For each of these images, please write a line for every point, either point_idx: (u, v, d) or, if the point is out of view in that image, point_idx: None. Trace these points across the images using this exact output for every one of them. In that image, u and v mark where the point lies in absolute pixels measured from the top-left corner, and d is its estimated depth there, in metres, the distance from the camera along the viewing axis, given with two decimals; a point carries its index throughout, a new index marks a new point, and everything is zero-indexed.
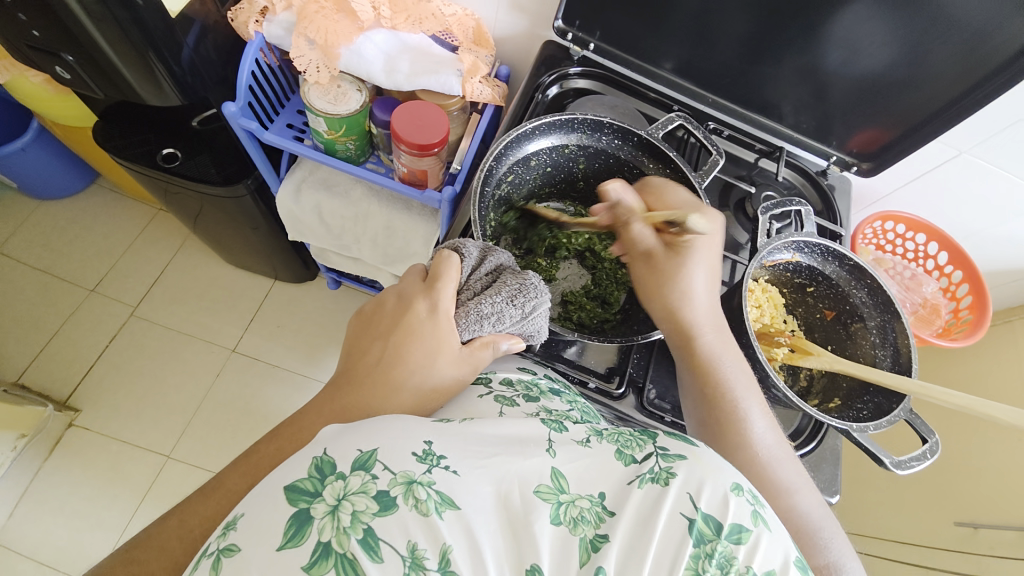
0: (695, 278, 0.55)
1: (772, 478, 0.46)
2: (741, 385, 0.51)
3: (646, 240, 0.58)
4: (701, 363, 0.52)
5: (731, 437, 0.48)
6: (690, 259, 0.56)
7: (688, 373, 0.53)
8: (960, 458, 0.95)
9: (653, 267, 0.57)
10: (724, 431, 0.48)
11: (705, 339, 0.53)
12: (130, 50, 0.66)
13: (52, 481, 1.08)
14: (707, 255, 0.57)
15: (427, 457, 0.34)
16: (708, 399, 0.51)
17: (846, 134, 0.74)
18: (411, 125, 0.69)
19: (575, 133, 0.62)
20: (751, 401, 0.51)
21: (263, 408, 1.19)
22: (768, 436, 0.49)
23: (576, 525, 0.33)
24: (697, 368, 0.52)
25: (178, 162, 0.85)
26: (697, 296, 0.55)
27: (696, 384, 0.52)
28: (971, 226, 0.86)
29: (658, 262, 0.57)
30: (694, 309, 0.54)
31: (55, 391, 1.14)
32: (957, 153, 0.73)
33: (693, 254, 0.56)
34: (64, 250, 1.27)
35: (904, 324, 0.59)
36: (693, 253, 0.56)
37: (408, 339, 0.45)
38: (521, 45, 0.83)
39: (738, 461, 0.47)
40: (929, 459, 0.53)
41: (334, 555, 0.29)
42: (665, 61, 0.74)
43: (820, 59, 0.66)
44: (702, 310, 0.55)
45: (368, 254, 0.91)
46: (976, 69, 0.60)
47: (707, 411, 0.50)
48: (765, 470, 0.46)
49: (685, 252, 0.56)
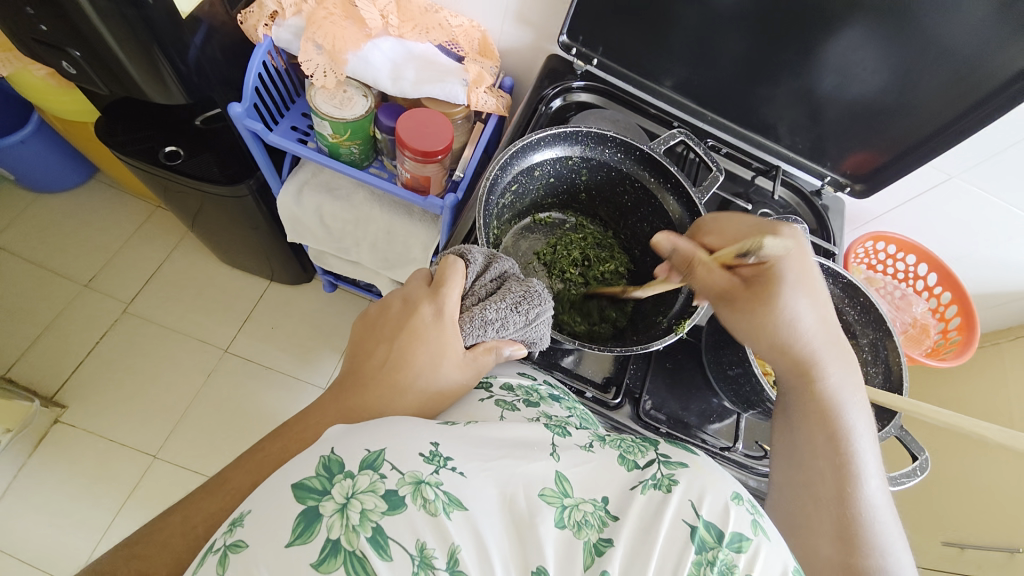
0: (796, 312, 0.50)
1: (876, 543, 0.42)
2: (860, 435, 0.48)
3: (720, 282, 0.53)
4: (816, 399, 0.49)
5: (838, 486, 0.45)
6: (783, 295, 0.50)
7: (803, 409, 0.49)
8: (948, 477, 0.96)
9: (739, 309, 0.52)
10: (833, 478, 0.45)
11: (828, 377, 0.50)
12: (136, 47, 0.66)
13: (36, 478, 1.06)
14: (801, 284, 0.51)
15: (434, 458, 0.34)
16: (818, 439, 0.47)
17: (840, 156, 0.76)
18: (416, 132, 0.70)
19: (579, 145, 0.64)
20: (865, 452, 0.47)
21: (255, 410, 1.18)
22: (878, 496, 0.45)
23: (580, 529, 0.34)
24: (812, 405, 0.49)
25: (180, 160, 0.85)
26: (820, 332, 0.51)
27: (808, 420, 0.49)
28: (962, 249, 0.88)
29: (742, 301, 0.52)
30: (816, 346, 0.50)
31: (43, 387, 1.13)
32: (948, 177, 0.75)
33: (783, 286, 0.50)
34: (58, 244, 1.26)
35: (895, 341, 0.61)
36: (785, 286, 0.50)
37: (412, 343, 0.45)
38: (525, 58, 0.84)
39: (840, 513, 0.44)
40: (920, 476, 0.54)
41: (344, 552, 0.29)
42: (665, 78, 0.75)
43: (815, 83, 0.68)
44: (825, 350, 0.51)
45: (367, 258, 0.92)
46: (965, 97, 0.62)
47: (813, 452, 0.47)
48: (867, 531, 0.43)
49: (774, 287, 0.50)
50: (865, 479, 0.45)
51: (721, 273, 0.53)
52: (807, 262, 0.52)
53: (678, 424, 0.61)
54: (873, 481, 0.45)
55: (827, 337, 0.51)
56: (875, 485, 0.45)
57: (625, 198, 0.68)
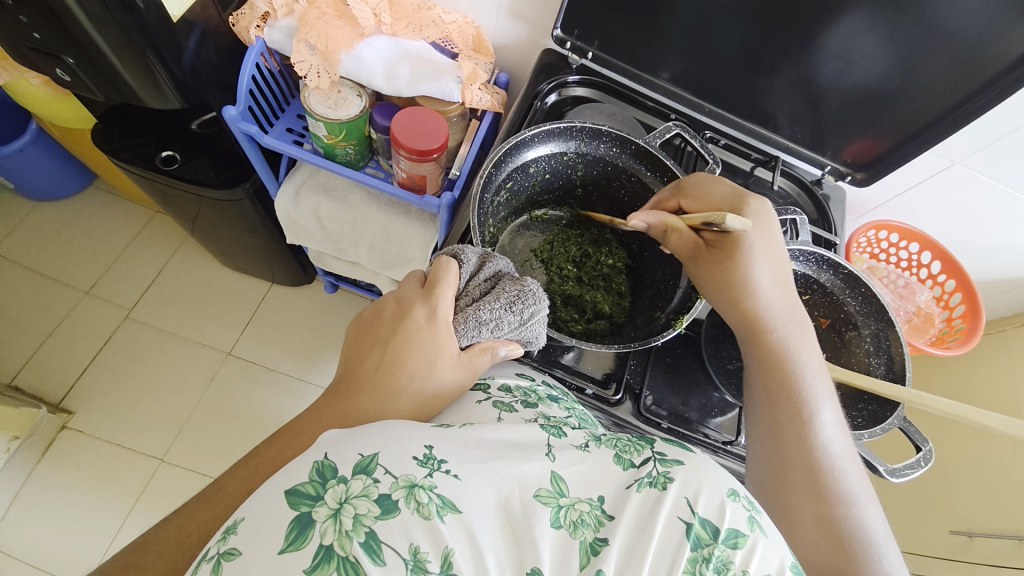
0: (756, 273, 0.52)
1: (842, 489, 0.44)
2: (815, 386, 0.49)
3: (687, 244, 0.54)
4: (771, 355, 0.50)
5: (801, 440, 0.46)
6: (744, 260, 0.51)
7: (760, 366, 0.51)
8: (954, 467, 0.96)
9: (704, 267, 0.53)
10: (794, 432, 0.47)
11: (778, 331, 0.51)
12: (130, 53, 0.66)
13: (44, 483, 1.07)
14: (764, 246, 0.52)
15: (428, 461, 0.34)
16: (778, 396, 0.48)
17: (841, 144, 0.75)
18: (411, 131, 0.70)
19: (574, 141, 0.63)
20: (820, 401, 0.48)
21: (259, 412, 1.18)
22: (838, 442, 0.47)
23: (576, 529, 0.33)
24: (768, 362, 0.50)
25: (177, 165, 0.85)
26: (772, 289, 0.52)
27: (764, 377, 0.50)
28: (965, 236, 0.87)
29: (707, 262, 0.53)
30: (767, 303, 0.52)
31: (49, 393, 1.14)
32: (950, 164, 0.74)
33: (747, 249, 0.51)
34: (60, 251, 1.27)
35: (897, 332, 0.60)
36: (749, 250, 0.51)
37: (407, 344, 0.45)
38: (520, 53, 0.84)
39: (801, 464, 0.45)
40: (924, 467, 0.53)
41: (336, 557, 0.29)
42: (662, 70, 0.75)
43: (815, 70, 0.67)
44: (778, 304, 0.52)
45: (366, 258, 0.92)
46: (967, 81, 0.61)
47: (774, 409, 0.48)
48: (832, 479, 0.44)
49: (738, 250, 0.52)
50: (823, 428, 0.47)
51: (688, 236, 0.54)
52: (770, 224, 0.52)
53: (680, 419, 0.61)
54: (828, 431, 0.47)
55: (779, 291, 0.52)
56: (833, 431, 0.47)
57: (621, 193, 0.67)
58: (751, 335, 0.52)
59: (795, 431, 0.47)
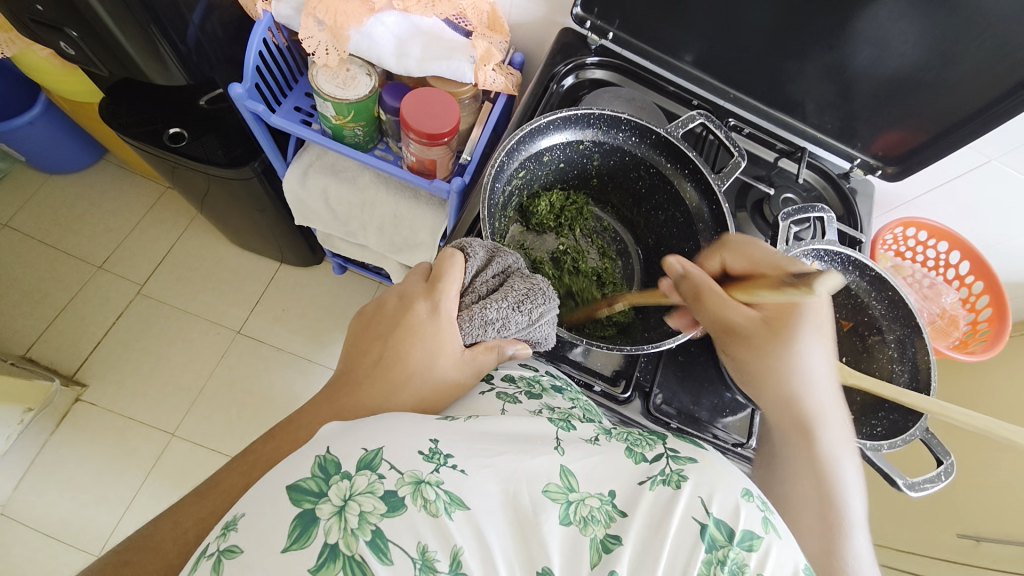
0: (812, 361, 0.48)
1: None
2: (850, 489, 0.45)
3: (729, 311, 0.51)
4: (811, 452, 0.46)
5: (818, 537, 0.41)
6: (804, 334, 0.48)
7: (800, 464, 0.46)
8: (964, 472, 0.94)
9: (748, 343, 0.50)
10: (823, 530, 0.42)
11: (827, 426, 0.47)
12: (134, 26, 0.64)
13: (57, 454, 1.08)
14: (817, 333, 0.49)
15: (433, 456, 0.33)
16: (813, 494, 0.44)
17: (871, 136, 0.72)
18: (422, 113, 0.67)
19: (591, 129, 0.60)
20: (857, 513, 0.43)
21: (267, 390, 1.19)
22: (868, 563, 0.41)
23: (587, 525, 0.32)
24: (807, 457, 0.46)
25: (184, 142, 0.84)
26: (827, 396, 0.49)
27: (796, 462, 0.46)
28: (996, 237, 0.84)
29: (757, 337, 0.49)
30: (820, 395, 0.48)
31: (63, 366, 1.15)
32: (985, 161, 0.70)
33: (801, 331, 0.49)
34: (73, 225, 1.27)
35: (924, 339, 0.58)
36: (803, 337, 0.49)
37: (407, 340, 0.43)
38: (537, 33, 0.80)
39: (823, 565, 0.39)
40: (944, 481, 0.53)
41: (342, 556, 0.28)
42: (685, 53, 0.71)
43: (849, 57, 0.63)
44: (823, 399, 0.48)
45: (375, 241, 0.90)
46: (1007, 75, 0.58)
47: (794, 505, 0.44)
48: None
49: (790, 331, 0.49)
50: (856, 542, 0.41)
51: (737, 309, 0.50)
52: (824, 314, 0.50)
53: (689, 419, 0.59)
54: (858, 541, 0.41)
55: (833, 398, 0.49)
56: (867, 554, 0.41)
57: (639, 184, 0.65)
58: (780, 403, 0.49)
59: (823, 536, 0.41)
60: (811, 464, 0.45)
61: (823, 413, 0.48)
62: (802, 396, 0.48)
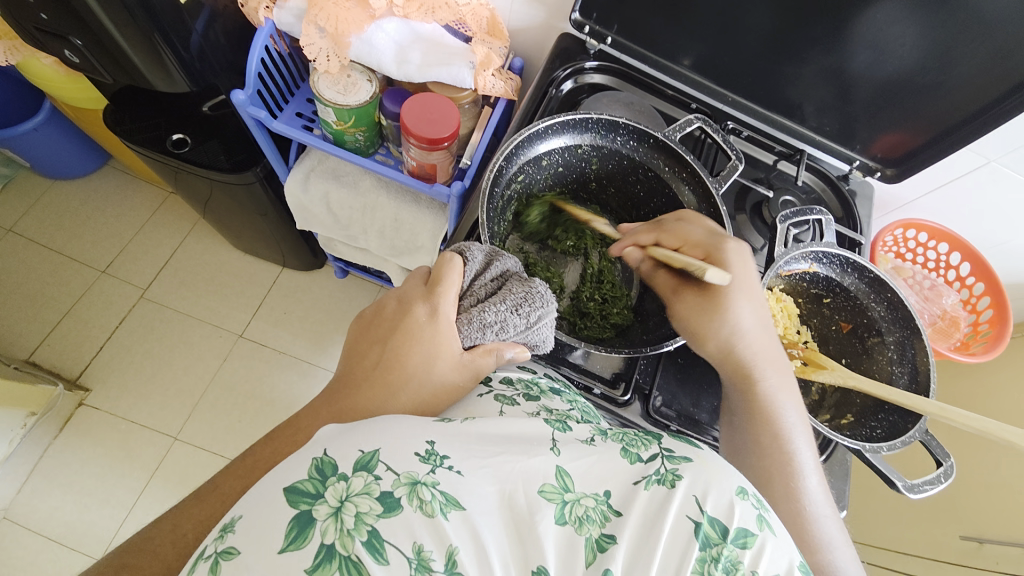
0: (742, 316, 0.51)
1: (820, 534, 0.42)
2: (795, 430, 0.49)
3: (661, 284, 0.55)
4: (759, 404, 0.49)
5: (774, 483, 0.45)
6: (730, 295, 0.51)
7: (750, 416, 0.49)
8: (966, 474, 0.93)
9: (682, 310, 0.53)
10: (777, 479, 0.45)
11: (767, 375, 0.51)
12: (137, 34, 0.64)
13: (61, 458, 1.09)
14: (745, 292, 0.51)
15: (429, 457, 0.33)
16: (768, 443, 0.47)
17: (870, 138, 0.72)
18: (421, 118, 0.67)
19: (589, 133, 0.61)
20: (806, 453, 0.47)
21: (269, 394, 1.19)
22: (819, 496, 0.45)
23: (581, 525, 0.32)
24: (755, 409, 0.49)
25: (187, 148, 0.85)
26: (761, 345, 0.51)
27: (747, 411, 0.50)
28: (996, 238, 0.84)
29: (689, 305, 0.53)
30: (755, 344, 0.51)
31: (67, 370, 1.16)
32: (985, 162, 0.70)
33: (729, 293, 0.51)
34: (77, 231, 1.28)
35: (923, 340, 0.58)
36: (730, 297, 0.51)
37: (406, 343, 0.44)
38: (536, 38, 0.81)
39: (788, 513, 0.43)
40: (944, 483, 0.53)
41: (338, 557, 0.28)
42: (683, 57, 0.71)
43: (847, 60, 0.63)
44: (760, 347, 0.51)
45: (376, 245, 0.90)
46: (1005, 77, 0.58)
47: (750, 455, 0.47)
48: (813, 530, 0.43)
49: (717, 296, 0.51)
50: (808, 481, 0.46)
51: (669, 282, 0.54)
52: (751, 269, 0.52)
53: (689, 421, 0.60)
54: (811, 481, 0.46)
55: (768, 345, 0.52)
56: (817, 489, 0.46)
57: (638, 188, 0.65)
58: (724, 359, 0.51)
59: (782, 482, 0.45)
60: (761, 416, 0.49)
61: (758, 360, 0.51)
62: (741, 348, 0.51)
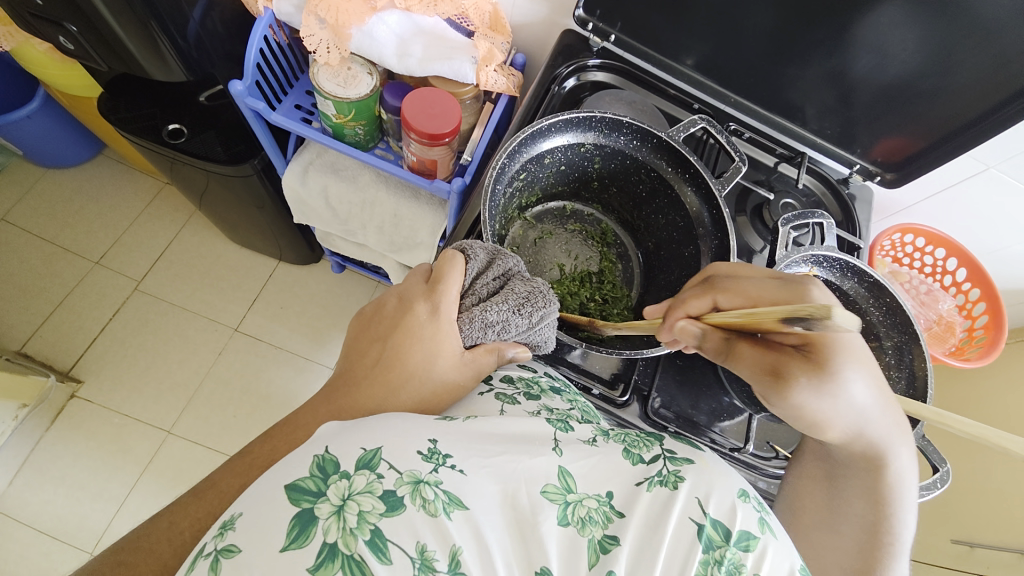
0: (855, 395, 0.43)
1: None
2: (901, 514, 0.45)
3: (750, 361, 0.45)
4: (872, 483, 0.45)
5: (861, 561, 0.44)
6: (842, 368, 0.42)
7: (859, 492, 0.46)
8: (960, 478, 0.94)
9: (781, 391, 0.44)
10: (866, 557, 0.44)
11: (893, 457, 0.45)
12: (134, 21, 0.63)
13: (52, 450, 1.08)
14: (855, 361, 0.43)
15: (432, 456, 0.33)
16: (865, 522, 0.45)
17: (871, 142, 0.72)
18: (422, 112, 0.67)
19: (593, 132, 0.60)
20: (906, 535, 0.44)
21: (264, 388, 1.18)
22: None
23: (584, 526, 0.32)
24: (865, 488, 0.46)
25: (184, 138, 0.83)
26: (893, 427, 0.45)
27: (859, 488, 0.46)
28: (993, 244, 0.84)
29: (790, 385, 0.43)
30: (882, 426, 0.44)
31: (59, 362, 1.14)
32: (984, 168, 0.71)
33: (838, 366, 0.42)
34: (70, 221, 1.26)
35: (922, 346, 0.58)
36: (840, 371, 0.42)
37: (406, 341, 0.43)
38: (539, 34, 0.80)
39: None
40: (940, 488, 0.53)
41: (341, 556, 0.28)
42: (686, 57, 0.71)
43: (849, 64, 0.63)
44: (881, 426, 0.44)
45: (374, 241, 0.89)
46: (1006, 84, 0.58)
47: (847, 528, 0.45)
48: None
49: (825, 370, 0.42)
50: (899, 564, 0.44)
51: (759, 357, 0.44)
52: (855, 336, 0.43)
53: (688, 423, 0.60)
54: (899, 564, 0.44)
55: (897, 424, 0.45)
56: (906, 573, 0.44)
57: (640, 188, 0.65)
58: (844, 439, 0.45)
59: (867, 561, 0.43)
60: (866, 494, 0.45)
61: (887, 442, 0.44)
62: (870, 431, 0.44)
